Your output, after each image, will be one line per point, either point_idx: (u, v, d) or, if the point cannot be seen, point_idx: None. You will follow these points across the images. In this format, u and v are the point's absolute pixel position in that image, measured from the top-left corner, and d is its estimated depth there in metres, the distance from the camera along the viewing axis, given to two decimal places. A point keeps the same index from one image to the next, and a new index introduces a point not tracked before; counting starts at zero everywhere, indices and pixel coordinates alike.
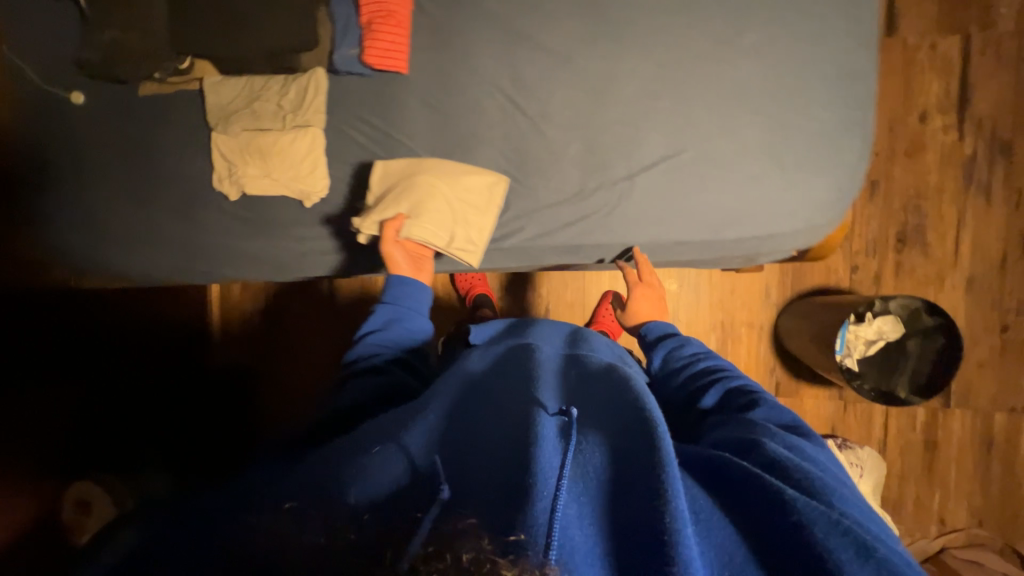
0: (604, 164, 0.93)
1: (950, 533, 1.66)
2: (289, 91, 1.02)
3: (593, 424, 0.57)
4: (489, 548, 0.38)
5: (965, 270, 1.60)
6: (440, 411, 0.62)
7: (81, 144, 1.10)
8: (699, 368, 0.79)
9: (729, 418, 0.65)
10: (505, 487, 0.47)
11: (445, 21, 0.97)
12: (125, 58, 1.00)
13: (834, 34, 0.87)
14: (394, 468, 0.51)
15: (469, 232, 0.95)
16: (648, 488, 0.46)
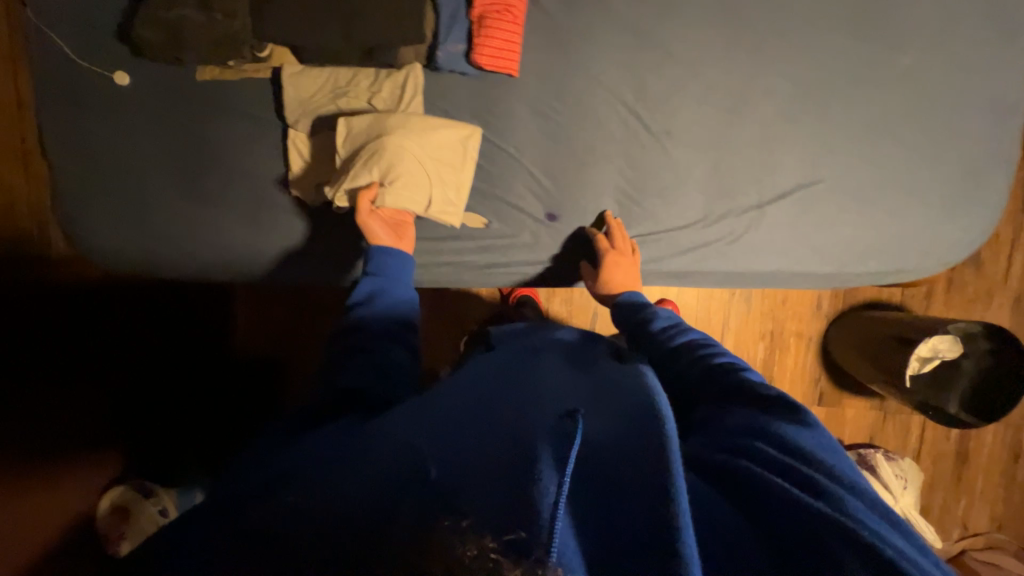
0: (734, 189, 0.87)
1: (972, 536, 1.73)
2: (382, 87, 0.89)
3: (592, 417, 0.53)
4: (491, 548, 0.33)
5: (1013, 289, 1.63)
6: (430, 405, 0.57)
7: (127, 131, 0.95)
8: (689, 348, 0.72)
9: (725, 404, 0.61)
10: (500, 482, 0.43)
11: (568, 19, 0.87)
12: (192, 36, 0.84)
13: (990, 62, 0.82)
14: (387, 470, 0.46)
15: (448, 192, 0.88)
16: (657, 485, 0.43)
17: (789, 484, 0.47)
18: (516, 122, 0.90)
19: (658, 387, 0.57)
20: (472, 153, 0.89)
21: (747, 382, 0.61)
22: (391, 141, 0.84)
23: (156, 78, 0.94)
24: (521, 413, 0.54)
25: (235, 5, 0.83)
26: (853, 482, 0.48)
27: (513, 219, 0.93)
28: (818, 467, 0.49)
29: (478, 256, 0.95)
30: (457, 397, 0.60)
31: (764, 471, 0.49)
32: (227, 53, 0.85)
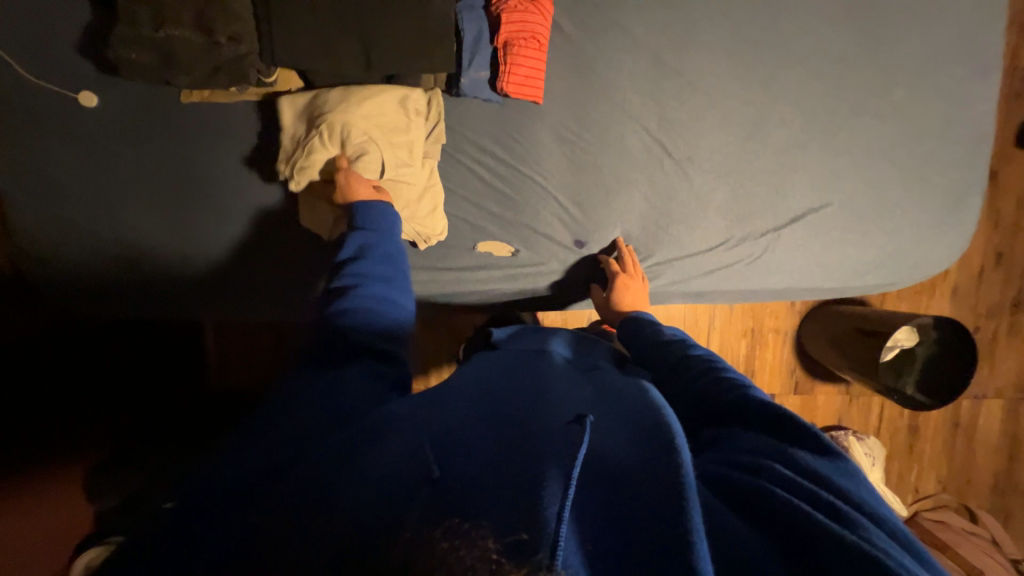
0: (750, 214, 0.92)
1: (924, 498, 1.95)
2: (376, 106, 0.81)
3: (601, 431, 0.53)
4: (493, 550, 0.35)
5: (952, 280, 1.84)
6: (430, 415, 0.56)
7: (118, 165, 0.89)
8: (695, 368, 0.70)
9: (737, 421, 0.58)
10: (507, 487, 0.42)
11: (590, 47, 0.87)
12: (190, 61, 0.76)
13: (965, 94, 0.91)
14: (393, 466, 0.47)
15: (400, 153, 0.82)
16: (670, 493, 0.42)
17: (787, 484, 0.47)
18: (541, 151, 0.91)
19: (663, 402, 0.60)
20: (419, 109, 0.84)
21: (764, 404, 0.57)
22: (333, 109, 0.80)
23: (147, 105, 0.87)
24: (524, 418, 0.54)
25: (240, 27, 0.76)
26: (877, 513, 0.46)
27: (539, 246, 0.94)
28: (834, 491, 0.47)
29: (507, 283, 0.95)
30: (453, 409, 0.57)
31: (781, 490, 0.46)
32: (232, 79, 0.78)
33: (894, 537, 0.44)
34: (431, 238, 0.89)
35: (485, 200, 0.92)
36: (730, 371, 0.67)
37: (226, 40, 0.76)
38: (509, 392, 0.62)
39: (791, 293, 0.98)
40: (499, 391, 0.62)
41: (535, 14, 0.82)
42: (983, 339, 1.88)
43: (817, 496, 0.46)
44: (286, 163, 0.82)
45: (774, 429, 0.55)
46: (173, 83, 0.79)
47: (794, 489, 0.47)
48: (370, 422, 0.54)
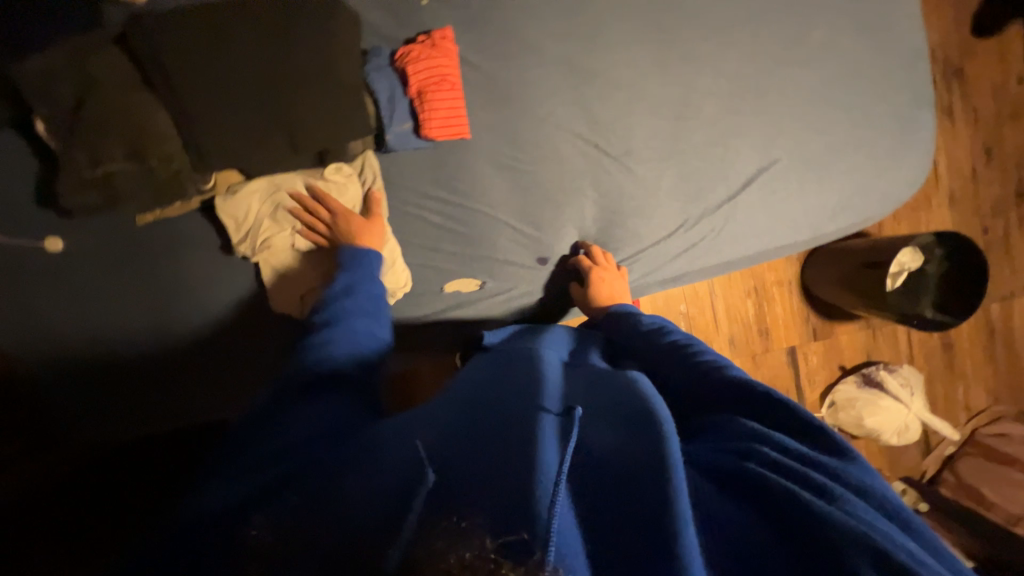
0: (702, 190, 0.91)
1: (977, 414, 1.88)
2: (316, 184, 0.87)
3: (597, 420, 0.53)
4: (490, 549, 0.36)
5: (945, 188, 1.79)
6: (426, 427, 0.54)
7: (86, 293, 0.91)
8: (679, 358, 0.68)
9: (726, 403, 0.58)
10: (506, 486, 0.43)
11: (503, 74, 0.89)
12: (133, 191, 0.80)
13: (886, 17, 0.89)
14: (388, 469, 0.48)
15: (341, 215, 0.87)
16: (655, 490, 0.43)
17: (777, 466, 0.47)
18: (485, 184, 0.92)
19: (654, 390, 0.58)
20: (349, 174, 0.88)
21: (751, 389, 0.57)
22: (265, 190, 0.86)
23: (105, 235, 0.91)
24: (514, 408, 0.54)
25: (169, 146, 0.79)
26: (866, 488, 0.44)
27: (506, 275, 0.96)
28: (820, 467, 0.46)
29: (483, 315, 0.97)
30: (438, 419, 0.56)
31: (764, 470, 0.46)
32: (174, 196, 0.82)
33: (882, 510, 0.43)
34: (398, 291, 0.91)
35: (441, 242, 0.93)
36: (712, 357, 0.66)
37: (158, 162, 0.79)
38: (495, 391, 0.60)
39: (767, 256, 0.97)
40: (487, 388, 0.62)
41: (441, 57, 0.84)
42: (995, 240, 1.81)
43: (803, 472, 0.45)
44: (244, 243, 0.87)
45: (756, 412, 0.55)
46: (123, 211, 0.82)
47: (783, 470, 0.46)
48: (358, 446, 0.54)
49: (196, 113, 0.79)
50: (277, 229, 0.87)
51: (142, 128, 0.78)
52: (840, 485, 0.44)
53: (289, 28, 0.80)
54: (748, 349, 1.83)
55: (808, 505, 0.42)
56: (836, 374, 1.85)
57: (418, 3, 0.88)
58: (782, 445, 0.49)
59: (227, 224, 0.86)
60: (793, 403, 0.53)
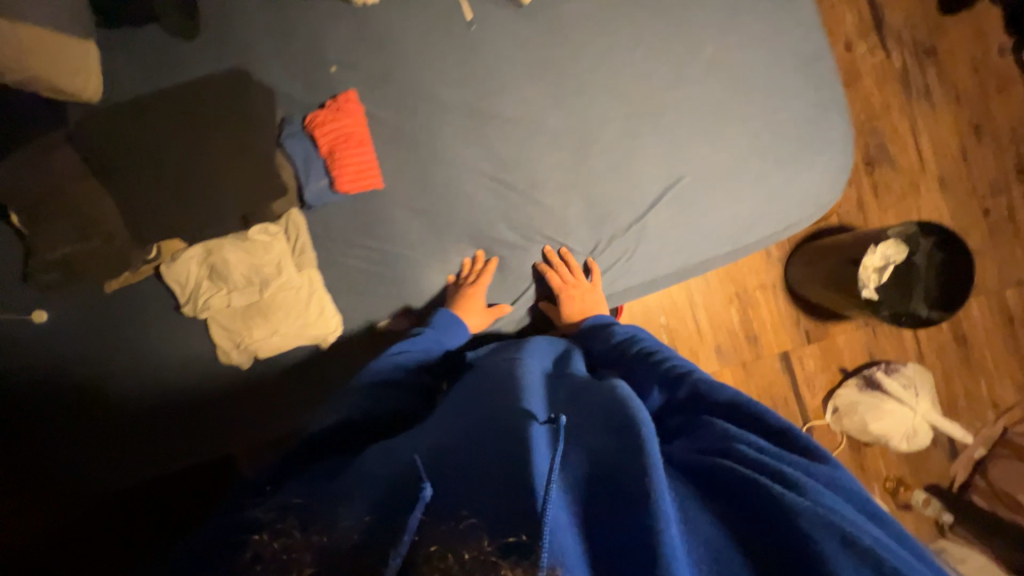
0: (611, 213, 0.93)
1: (1005, 412, 1.72)
2: (244, 244, 0.94)
3: (582, 427, 0.55)
4: (488, 550, 0.40)
5: (934, 171, 1.68)
6: (419, 443, 0.57)
7: (55, 357, 0.97)
8: (651, 367, 0.68)
9: (696, 406, 0.59)
10: (505, 490, 0.46)
11: (408, 126, 0.95)
12: (88, 266, 0.93)
13: (779, 24, 0.88)
14: (385, 478, 0.51)
15: (269, 270, 0.95)
16: (635, 494, 0.44)
17: (763, 461, 0.48)
18: (404, 228, 0.97)
19: (630, 393, 0.59)
20: (275, 231, 0.95)
21: (723, 391, 0.58)
22: (201, 254, 0.94)
23: (66, 302, 0.97)
24: (496, 419, 0.56)
25: (111, 227, 0.91)
26: (837, 481, 0.47)
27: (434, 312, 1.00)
28: (795, 463, 0.48)
29: None
30: (426, 436, 0.59)
31: (739, 466, 0.48)
32: (120, 268, 0.93)
33: (851, 503, 0.45)
34: (328, 335, 0.98)
35: (367, 286, 0.98)
36: (681, 363, 0.66)
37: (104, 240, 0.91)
38: (472, 405, 0.62)
39: (690, 272, 0.95)
40: (466, 403, 0.63)
41: (345, 118, 0.92)
42: (999, 221, 1.68)
43: (779, 468, 0.46)
44: (188, 304, 0.96)
45: (727, 414, 0.55)
46: (84, 281, 0.95)
47: (770, 464, 0.47)
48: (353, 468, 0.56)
49: (136, 196, 0.93)
50: (215, 287, 0.95)
51: (92, 213, 0.90)
52: (813, 479, 0.46)
53: (210, 116, 0.94)
54: (737, 357, 1.74)
55: (788, 499, 0.43)
56: (837, 377, 1.74)
57: (326, 70, 0.96)
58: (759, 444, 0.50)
59: (171, 287, 0.95)
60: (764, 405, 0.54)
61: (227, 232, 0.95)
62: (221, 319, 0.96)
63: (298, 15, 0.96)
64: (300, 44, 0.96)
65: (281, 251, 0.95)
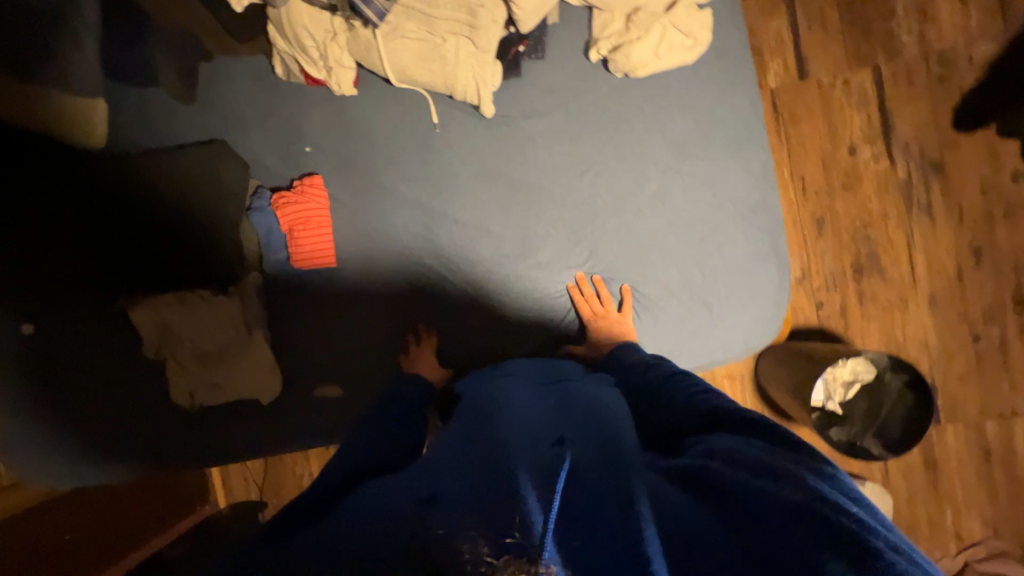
0: (543, 322, 0.99)
1: (970, 547, 1.62)
2: (208, 300, 1.02)
3: (573, 443, 0.62)
4: (486, 553, 0.45)
5: (925, 288, 1.63)
6: (433, 462, 0.66)
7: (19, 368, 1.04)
8: (674, 387, 0.75)
9: (706, 424, 0.66)
10: (492, 493, 0.53)
11: (368, 213, 1.02)
12: (79, 298, 1.06)
13: (725, 172, 0.92)
14: (400, 494, 0.59)
15: (227, 326, 1.02)
16: (608, 507, 0.51)
17: (762, 476, 0.53)
18: (351, 303, 1.05)
19: (618, 423, 0.68)
20: (236, 292, 1.03)
21: (734, 407, 0.65)
22: (167, 303, 1.02)
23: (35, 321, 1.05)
24: (492, 440, 0.64)
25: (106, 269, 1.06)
26: (835, 474, 0.53)
27: (365, 386, 1.05)
28: (790, 460, 0.55)
29: (338, 413, 1.05)
30: (437, 458, 0.67)
31: (744, 481, 0.53)
32: (109, 302, 1.07)
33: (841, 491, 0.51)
34: (268, 391, 1.04)
35: (313, 351, 1.06)
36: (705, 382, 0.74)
37: (99, 277, 1.06)
38: (470, 431, 0.70)
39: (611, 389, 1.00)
40: (469, 427, 0.71)
41: (309, 201, 1.00)
42: (986, 350, 1.62)
43: (766, 469, 0.54)
44: (150, 344, 1.04)
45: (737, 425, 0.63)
46: (66, 308, 1.06)
47: (769, 478, 0.53)
48: (350, 502, 0.63)
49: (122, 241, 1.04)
50: (174, 333, 1.03)
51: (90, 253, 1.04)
52: (806, 471, 0.53)
53: (185, 179, 1.01)
54: None
55: (786, 517, 0.48)
56: None
57: (301, 148, 1.03)
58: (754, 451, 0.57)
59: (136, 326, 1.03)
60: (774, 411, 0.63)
61: (190, 286, 1.02)
62: (176, 361, 1.04)
63: (284, 97, 1.03)
64: (282, 122, 1.03)
65: (231, 312, 1.02)
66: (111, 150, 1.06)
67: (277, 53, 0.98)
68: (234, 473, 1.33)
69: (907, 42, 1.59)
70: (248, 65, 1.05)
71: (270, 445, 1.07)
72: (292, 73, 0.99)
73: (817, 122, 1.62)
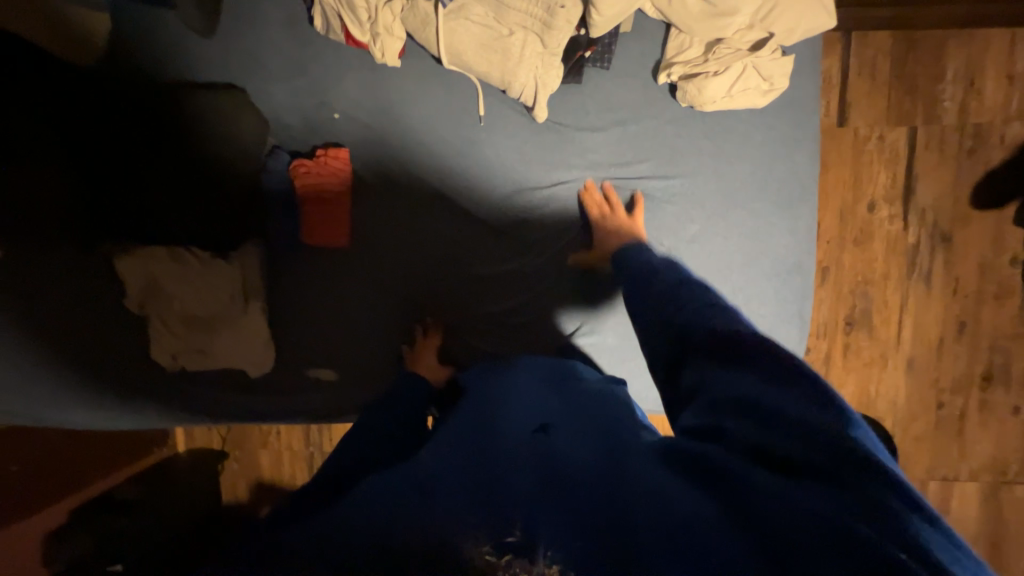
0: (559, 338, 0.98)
1: None
2: (204, 264, 0.94)
3: (572, 437, 0.61)
4: (487, 551, 0.44)
5: (906, 352, 1.68)
6: (428, 451, 0.63)
7: None
8: (684, 300, 0.65)
9: (711, 359, 0.57)
10: (487, 490, 0.51)
11: (394, 199, 0.96)
12: (56, 234, 0.96)
13: (767, 227, 0.91)
14: (392, 478, 0.56)
15: (221, 294, 0.95)
16: (605, 500, 0.48)
17: (774, 460, 0.46)
18: (360, 289, 1.00)
19: (626, 421, 0.65)
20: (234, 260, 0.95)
21: (752, 337, 0.56)
22: (158, 259, 0.94)
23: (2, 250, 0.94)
24: (489, 434, 0.63)
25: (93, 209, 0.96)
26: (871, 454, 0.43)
27: (360, 374, 1.01)
28: (812, 428, 0.46)
29: (327, 399, 1.01)
30: (434, 445, 0.64)
31: (753, 467, 0.47)
32: (93, 244, 0.97)
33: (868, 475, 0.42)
34: (258, 366, 0.99)
35: (313, 332, 1.01)
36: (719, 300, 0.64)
37: (83, 215, 0.96)
38: (466, 421, 0.68)
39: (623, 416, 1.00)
40: (466, 418, 0.70)
41: (329, 176, 0.92)
42: (946, 418, 1.70)
43: (779, 457, 0.46)
44: (133, 297, 0.96)
45: (759, 365, 0.53)
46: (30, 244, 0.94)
47: (783, 463, 0.45)
48: (344, 494, 0.61)
49: (114, 180, 0.94)
50: (161, 290, 0.95)
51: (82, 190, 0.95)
52: (828, 452, 0.44)
53: (194, 123, 0.91)
54: None
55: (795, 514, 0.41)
56: None
57: (329, 115, 0.94)
58: (763, 418, 0.49)
59: (120, 275, 0.96)
60: (791, 354, 0.53)
61: (184, 248, 0.94)
62: (162, 319, 0.97)
63: (317, 53, 0.93)
64: (313, 82, 0.94)
65: (230, 279, 0.95)
66: (112, 75, 0.94)
67: (319, 4, 0.87)
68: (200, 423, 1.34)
69: (947, 108, 1.54)
70: (279, 7, 0.93)
71: (250, 419, 1.02)
72: (331, 27, 0.89)
73: (844, 172, 1.60)
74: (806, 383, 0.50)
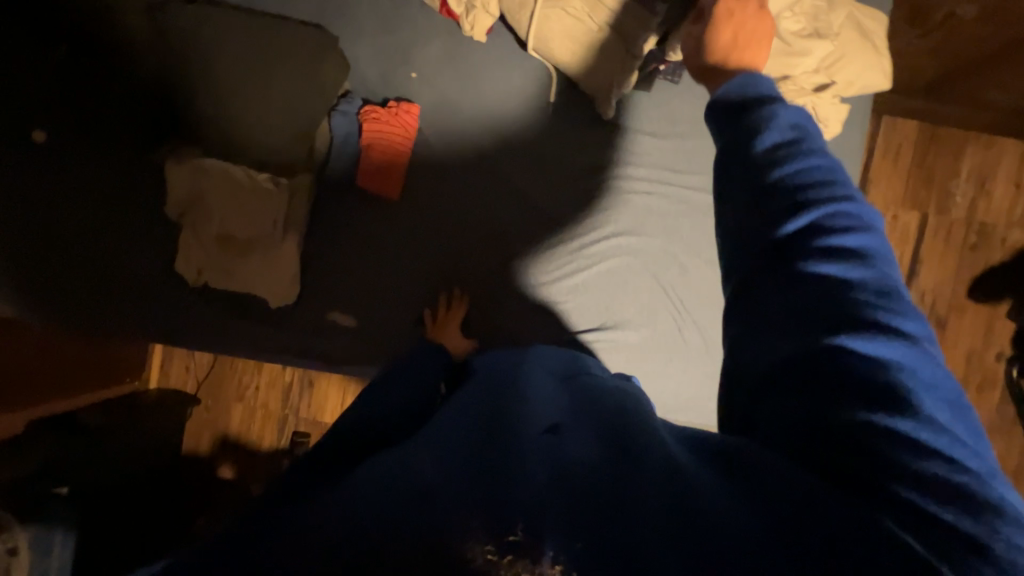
0: (586, 319, 1.00)
1: None
2: (253, 182, 0.95)
3: (587, 432, 0.51)
4: (489, 550, 0.38)
5: None
6: (423, 432, 0.55)
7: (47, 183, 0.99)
8: (759, 206, 0.50)
9: (765, 292, 0.48)
10: (489, 477, 0.44)
11: (451, 163, 0.99)
12: (128, 134, 1.00)
13: None
14: (385, 461, 0.49)
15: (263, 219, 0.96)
16: (626, 511, 0.41)
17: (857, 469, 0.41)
18: (398, 245, 1.01)
19: (650, 418, 0.56)
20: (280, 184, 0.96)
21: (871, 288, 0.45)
22: (209, 169, 0.95)
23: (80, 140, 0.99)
24: (492, 418, 0.53)
25: (162, 119, 0.99)
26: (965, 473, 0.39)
27: (377, 327, 1.01)
28: (906, 426, 0.40)
29: (340, 344, 1.01)
30: (431, 424, 0.57)
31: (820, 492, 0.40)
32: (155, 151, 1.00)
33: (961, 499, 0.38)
34: (280, 297, 0.99)
35: (340, 275, 1.01)
36: (838, 212, 0.48)
37: (153, 123, 0.99)
38: (468, 404, 0.59)
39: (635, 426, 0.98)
40: (466, 401, 0.60)
41: (397, 128, 0.96)
42: None
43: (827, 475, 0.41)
44: (176, 203, 0.97)
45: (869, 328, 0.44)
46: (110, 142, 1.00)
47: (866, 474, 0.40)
48: (364, 461, 0.58)
49: (188, 92, 0.96)
50: (205, 201, 0.96)
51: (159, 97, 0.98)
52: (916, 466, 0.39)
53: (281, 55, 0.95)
54: None
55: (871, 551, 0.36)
56: None
57: (407, 73, 0.99)
58: (805, 400, 0.44)
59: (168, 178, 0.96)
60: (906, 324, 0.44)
61: (239, 167, 0.96)
62: (196, 231, 0.97)
63: (409, 15, 0.98)
64: (399, 41, 0.98)
65: (276, 202, 0.96)
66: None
67: None
68: (176, 360, 1.25)
69: (958, 203, 1.57)
70: None
71: (256, 351, 1.01)
72: None
73: None
74: (878, 338, 0.43)
